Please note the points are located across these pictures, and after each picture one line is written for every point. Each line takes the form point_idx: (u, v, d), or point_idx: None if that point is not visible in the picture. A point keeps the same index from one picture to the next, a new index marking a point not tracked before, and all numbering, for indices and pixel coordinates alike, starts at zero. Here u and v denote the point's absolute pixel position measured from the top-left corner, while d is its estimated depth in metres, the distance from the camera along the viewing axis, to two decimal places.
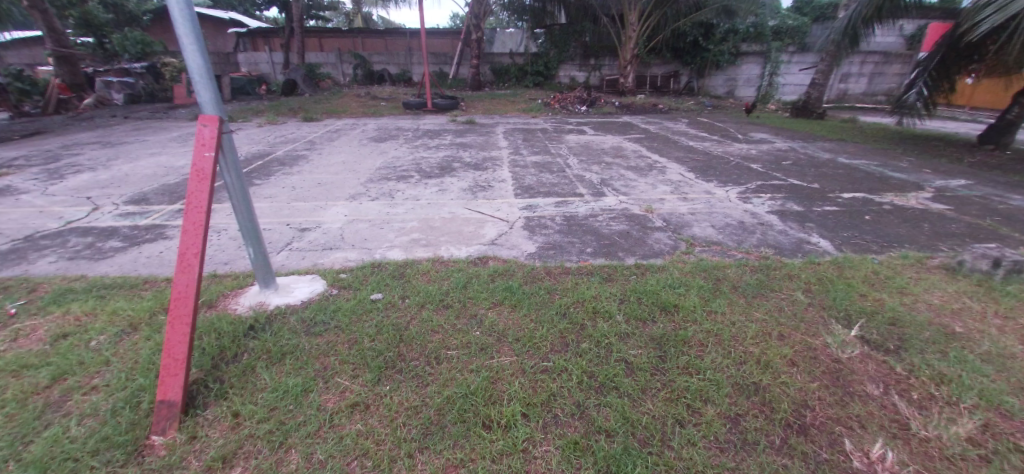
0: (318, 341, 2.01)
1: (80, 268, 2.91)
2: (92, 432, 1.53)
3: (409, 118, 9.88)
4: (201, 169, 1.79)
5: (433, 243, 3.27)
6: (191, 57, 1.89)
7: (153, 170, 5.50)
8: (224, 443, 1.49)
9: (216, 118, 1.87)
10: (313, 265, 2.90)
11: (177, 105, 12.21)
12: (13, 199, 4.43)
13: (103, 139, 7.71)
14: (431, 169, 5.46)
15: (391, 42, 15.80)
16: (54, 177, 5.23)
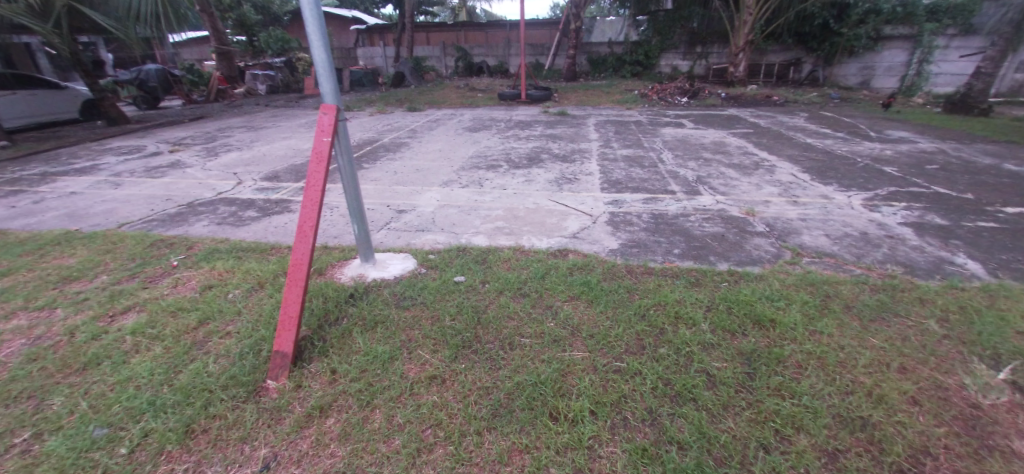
0: (405, 314, 2.19)
1: (225, 232, 3.50)
2: (224, 369, 1.85)
3: (502, 108, 10.13)
4: (320, 152, 2.04)
5: (516, 232, 3.33)
6: (317, 52, 2.14)
7: (283, 152, 6.38)
8: (323, 394, 1.70)
9: (335, 107, 2.10)
10: (406, 244, 3.15)
11: (305, 94, 13.92)
12: (183, 171, 5.46)
13: (248, 124, 9.11)
14: (520, 160, 5.55)
15: (491, 34, 16.25)
16: (211, 155, 6.33)
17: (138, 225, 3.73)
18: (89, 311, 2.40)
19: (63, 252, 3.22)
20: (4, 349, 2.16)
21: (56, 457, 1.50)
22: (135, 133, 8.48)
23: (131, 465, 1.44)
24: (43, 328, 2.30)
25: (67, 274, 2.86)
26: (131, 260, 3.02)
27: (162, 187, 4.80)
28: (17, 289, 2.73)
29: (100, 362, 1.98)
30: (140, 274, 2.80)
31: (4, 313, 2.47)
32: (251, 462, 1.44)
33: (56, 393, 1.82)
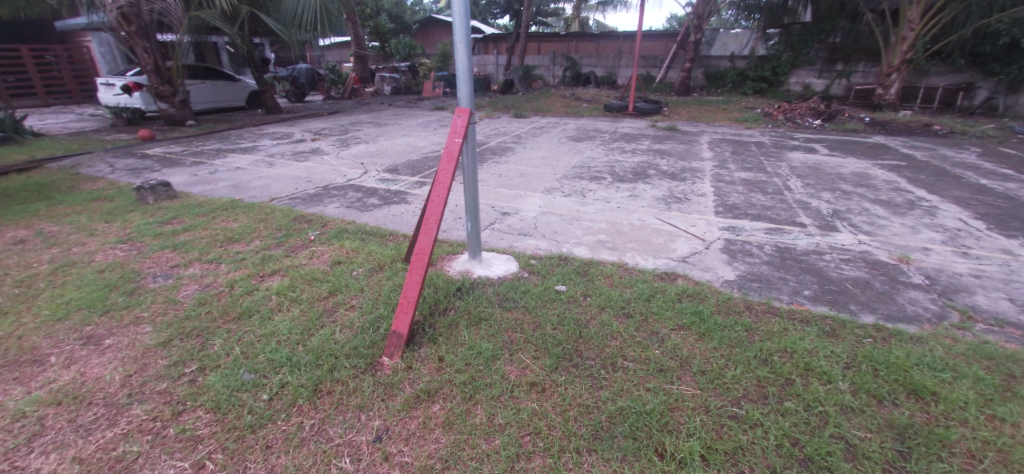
0: (507, 315, 2.22)
1: (352, 215, 3.91)
2: (348, 339, 2.04)
3: (607, 120, 9.95)
4: (451, 151, 2.16)
5: (619, 248, 3.21)
6: (460, 58, 2.27)
7: (402, 148, 6.97)
8: (430, 380, 1.78)
9: (468, 110, 2.21)
10: (508, 246, 3.21)
11: (422, 96, 15.10)
12: (321, 158, 6.24)
13: (373, 120, 10.11)
14: (625, 173, 5.38)
15: (603, 45, 16.08)
16: (343, 146, 7.13)
17: (284, 201, 4.33)
18: (246, 269, 2.83)
19: (229, 217, 3.85)
20: (184, 292, 2.63)
21: (215, 391, 1.78)
22: (286, 122, 9.90)
23: (270, 411, 1.65)
24: (211, 279, 2.76)
25: (230, 236, 3.40)
26: (278, 230, 3.50)
27: (305, 170, 5.52)
28: (195, 243, 3.32)
29: (250, 315, 2.31)
30: (284, 244, 3.23)
31: (186, 262, 3.02)
32: (365, 430, 1.56)
33: (217, 335, 2.16)
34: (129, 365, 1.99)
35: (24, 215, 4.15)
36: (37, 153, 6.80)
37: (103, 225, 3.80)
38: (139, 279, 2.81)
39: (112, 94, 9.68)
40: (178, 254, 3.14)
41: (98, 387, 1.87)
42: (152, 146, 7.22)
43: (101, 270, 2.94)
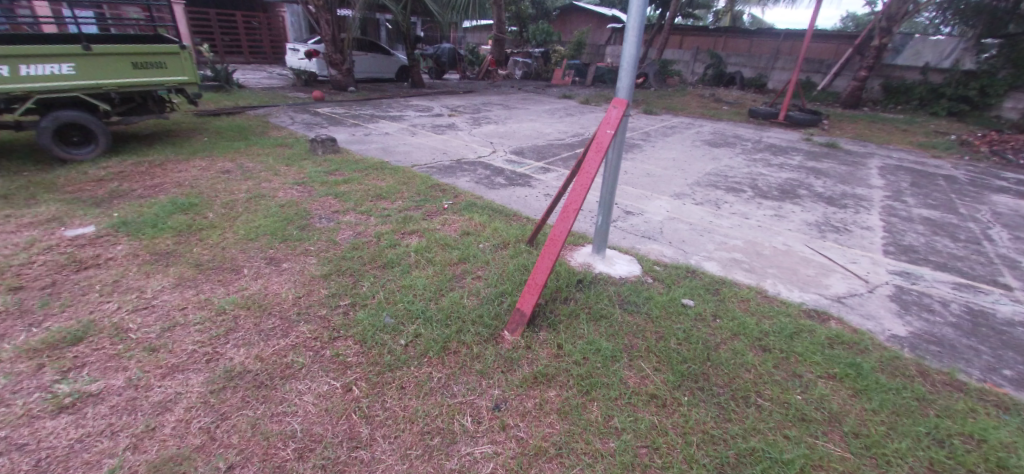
0: (628, 319, 2.15)
1: (481, 190, 4.12)
2: (474, 307, 2.18)
3: (750, 127, 8.98)
4: (601, 142, 2.12)
5: (757, 271, 2.89)
6: (628, 48, 2.19)
7: (529, 132, 7.12)
8: (548, 364, 1.81)
9: (625, 102, 2.14)
10: (631, 247, 3.10)
11: (551, 84, 15.20)
12: (456, 133, 6.68)
13: (504, 103, 10.47)
14: (768, 189, 4.81)
15: (757, 43, 14.47)
16: (475, 124, 7.53)
17: (423, 169, 4.73)
18: (391, 225, 3.17)
19: (378, 176, 4.32)
20: (342, 235, 3.04)
21: (362, 327, 2.03)
22: (427, 96, 10.76)
23: (405, 356, 1.84)
24: (363, 228, 3.14)
25: (380, 193, 3.83)
26: (417, 195, 3.84)
27: (441, 143, 5.96)
28: (352, 194, 3.80)
29: (392, 266, 2.59)
30: (422, 208, 3.54)
31: (344, 209, 3.47)
32: (485, 396, 1.65)
33: (366, 278, 2.47)
34: (299, 288, 2.37)
35: (231, 151, 5.15)
36: (241, 102, 8.38)
37: (284, 168, 4.55)
38: (309, 217, 3.31)
39: (296, 58, 11.44)
40: (338, 202, 3.63)
41: (276, 301, 2.26)
42: (321, 106, 8.42)
43: (283, 205, 3.54)
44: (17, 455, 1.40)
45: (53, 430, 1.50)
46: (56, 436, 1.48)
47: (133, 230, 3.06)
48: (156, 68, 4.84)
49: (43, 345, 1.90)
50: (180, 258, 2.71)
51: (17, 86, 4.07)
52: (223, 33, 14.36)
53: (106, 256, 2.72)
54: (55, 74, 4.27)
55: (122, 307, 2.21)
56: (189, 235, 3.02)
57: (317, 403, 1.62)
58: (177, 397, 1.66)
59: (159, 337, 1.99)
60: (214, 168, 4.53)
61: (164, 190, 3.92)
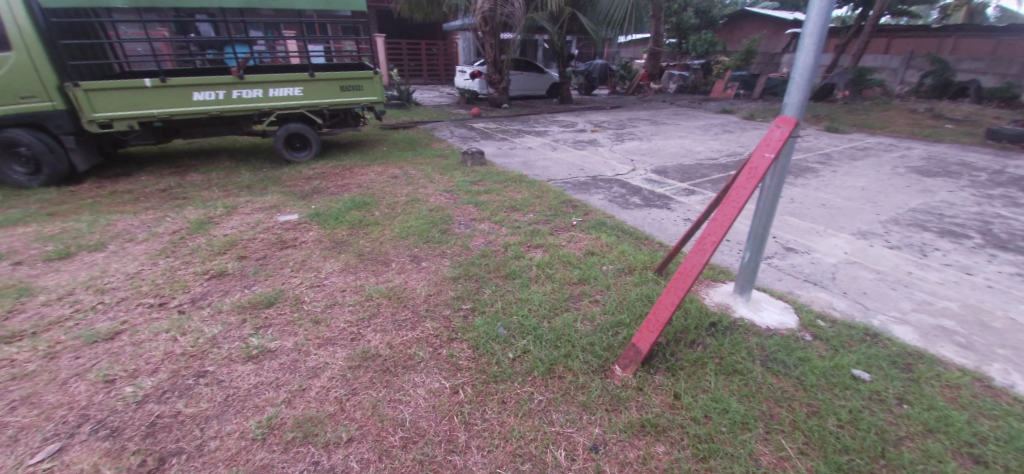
0: (771, 380, 1.79)
1: (613, 209, 3.98)
2: (587, 333, 2.08)
3: (990, 152, 6.78)
4: (756, 167, 1.83)
5: (978, 349, 2.12)
6: (804, 56, 1.84)
7: (676, 150, 6.64)
8: (660, 414, 1.62)
9: (793, 122, 1.81)
10: (786, 292, 2.60)
11: (710, 98, 13.96)
12: (596, 149, 6.61)
13: (652, 118, 10.00)
14: (1013, 237, 3.52)
15: (1009, 43, 10.93)
16: (618, 140, 7.34)
17: (559, 184, 4.79)
18: (519, 237, 3.27)
19: (515, 188, 4.53)
20: (474, 241, 3.25)
21: (478, 333, 2.13)
22: (573, 112, 10.96)
23: (511, 370, 1.86)
24: (494, 237, 3.31)
25: (514, 205, 4.00)
26: (549, 209, 3.91)
27: (580, 159, 5.96)
28: (490, 204, 4.05)
29: (513, 277, 2.66)
30: (551, 222, 3.58)
31: (480, 218, 3.72)
32: (583, 432, 1.55)
33: (488, 285, 2.58)
34: (431, 286, 2.61)
35: (400, 159, 6.02)
36: (415, 118, 9.76)
37: (437, 176, 5.12)
38: (450, 223, 3.64)
39: (463, 78, 12.84)
40: (477, 210, 3.91)
41: (411, 295, 2.53)
42: (477, 121, 9.26)
43: (432, 209, 3.98)
44: (218, 387, 1.84)
45: (242, 373, 1.93)
46: (242, 379, 1.89)
47: (321, 220, 3.79)
48: (355, 89, 5.92)
49: (248, 304, 2.46)
50: (348, 247, 3.25)
51: (267, 104, 5.49)
52: (409, 59, 16.98)
53: (301, 239, 3.42)
54: (290, 95, 5.60)
55: (302, 282, 2.74)
56: (358, 229, 3.60)
57: (427, 399, 1.74)
58: (324, 366, 1.97)
59: (321, 312, 2.41)
60: (385, 174, 5.34)
61: (347, 189, 4.77)
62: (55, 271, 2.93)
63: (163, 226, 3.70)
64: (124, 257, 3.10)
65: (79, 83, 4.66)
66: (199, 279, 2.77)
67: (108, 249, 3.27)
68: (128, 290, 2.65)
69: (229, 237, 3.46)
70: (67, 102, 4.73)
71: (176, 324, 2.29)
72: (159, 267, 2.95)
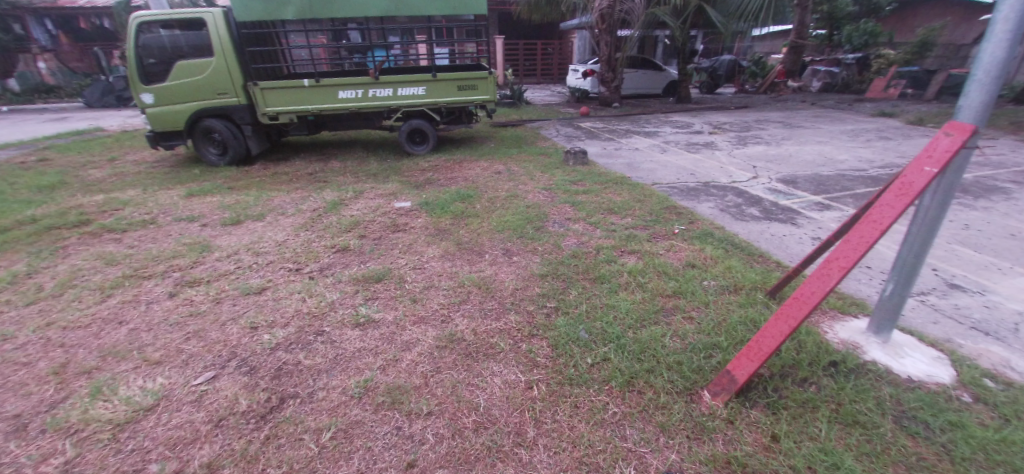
0: (905, 442, 1.47)
1: (723, 220, 3.64)
2: (676, 351, 1.94)
3: None
4: (909, 183, 1.52)
5: None
6: (992, 48, 1.48)
7: (812, 158, 5.78)
8: (750, 453, 1.45)
9: (970, 130, 1.46)
10: (942, 339, 2.11)
11: (865, 98, 11.85)
12: (713, 153, 6.07)
13: (786, 121, 8.83)
14: None
15: None
16: (740, 144, 6.65)
17: (664, 188, 4.52)
18: (614, 240, 3.17)
19: (616, 190, 4.40)
20: (567, 241, 3.24)
21: (559, 333, 2.12)
22: (691, 112, 10.19)
23: (588, 376, 1.83)
24: (587, 238, 3.26)
25: (612, 207, 3.89)
26: (649, 214, 3.72)
27: (692, 163, 5.54)
28: (588, 205, 3.99)
29: (602, 282, 2.60)
30: (651, 229, 3.40)
31: (576, 218, 3.69)
32: (657, 454, 1.46)
33: (575, 287, 2.56)
34: (520, 281, 2.68)
35: (505, 156, 6.24)
36: (524, 116, 10.01)
37: (539, 174, 5.20)
38: (545, 220, 3.68)
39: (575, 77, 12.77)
40: (573, 210, 3.88)
41: (500, 287, 2.62)
42: (585, 121, 9.16)
43: (529, 206, 4.06)
44: (331, 346, 2.14)
45: (350, 337, 2.20)
46: (349, 343, 2.16)
47: (429, 209, 4.12)
48: (470, 89, 6.25)
49: (362, 278, 2.79)
50: (449, 236, 3.48)
51: (394, 101, 6.11)
52: (525, 58, 17.42)
53: (410, 225, 3.76)
54: (414, 94, 6.14)
55: (407, 264, 3.02)
56: (459, 219, 3.83)
57: (502, 389, 1.80)
58: (416, 342, 2.15)
59: (420, 292, 2.62)
60: (490, 169, 5.59)
61: (455, 182, 5.10)
62: (228, 233, 3.66)
63: (306, 204, 4.38)
64: (276, 227, 3.75)
65: (258, 82, 5.73)
66: (327, 252, 3.23)
67: (266, 220, 3.98)
68: (275, 254, 3.20)
69: (354, 217, 3.95)
70: (248, 98, 5.85)
71: (306, 287, 2.70)
72: (299, 238, 3.50)
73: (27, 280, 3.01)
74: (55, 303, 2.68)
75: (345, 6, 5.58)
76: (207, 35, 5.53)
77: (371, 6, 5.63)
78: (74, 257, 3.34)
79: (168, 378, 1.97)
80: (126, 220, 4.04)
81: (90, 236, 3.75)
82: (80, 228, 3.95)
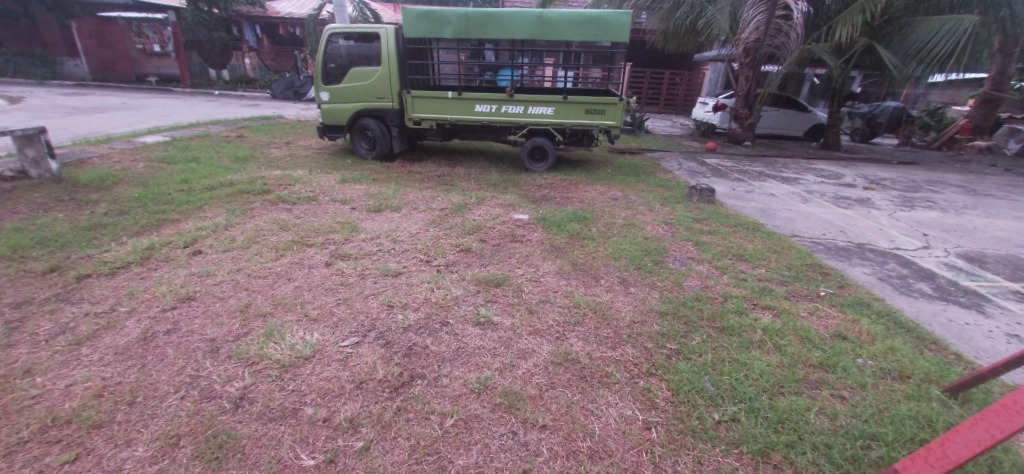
0: None
1: (883, 291, 3.14)
2: (823, 431, 1.71)
3: None
4: None
5: None
6: None
7: (1008, 234, 4.72)
8: None
9: None
10: None
11: None
12: (868, 211, 5.29)
13: (969, 186, 7.35)
14: None
15: None
16: (904, 205, 5.70)
17: (806, 242, 4.05)
18: (744, 291, 2.93)
19: (747, 235, 4.07)
20: (689, 281, 3.07)
21: (681, 378, 2.01)
22: (839, 161, 9.02)
23: (714, 433, 1.69)
24: (713, 283, 3.05)
25: (742, 254, 3.60)
26: (787, 268, 3.37)
27: (842, 218, 4.89)
28: (713, 246, 3.75)
29: (731, 334, 2.40)
30: (789, 285, 3.07)
31: (700, 258, 3.49)
32: None
33: (698, 333, 2.40)
34: (638, 314, 2.59)
35: (623, 183, 6.16)
36: (644, 145, 9.78)
37: (658, 206, 5.02)
38: (665, 255, 3.53)
39: (703, 110, 11.80)
40: (696, 250, 3.67)
41: (616, 316, 2.57)
42: (711, 157, 8.63)
43: (648, 237, 3.94)
44: (455, 338, 2.29)
45: (471, 333, 2.34)
46: (471, 339, 2.29)
47: (546, 225, 4.22)
48: (598, 113, 6.25)
49: (483, 279, 2.95)
50: (565, 254, 3.52)
51: (523, 118, 6.40)
52: (650, 87, 17.07)
53: (528, 237, 3.89)
54: (543, 113, 6.36)
55: (525, 274, 3.12)
56: (575, 240, 3.86)
57: (618, 422, 1.75)
58: (532, 353, 2.20)
59: (537, 304, 2.69)
60: (607, 194, 5.55)
61: (571, 202, 5.16)
62: (371, 219, 4.16)
63: (435, 203, 4.78)
64: (410, 220, 4.16)
65: (411, 90, 6.46)
66: (452, 250, 3.48)
67: (401, 211, 4.43)
68: (409, 244, 3.54)
69: (476, 222, 4.21)
70: (400, 103, 6.62)
71: (434, 279, 2.94)
72: (429, 233, 3.83)
73: (225, 231, 3.73)
74: (243, 253, 3.29)
75: (496, 29, 6.05)
76: (378, 47, 6.40)
77: (517, 30, 6.03)
78: (258, 219, 4.05)
79: (322, 335, 2.29)
80: (296, 194, 4.80)
81: (269, 203, 4.52)
82: (262, 195, 4.79)
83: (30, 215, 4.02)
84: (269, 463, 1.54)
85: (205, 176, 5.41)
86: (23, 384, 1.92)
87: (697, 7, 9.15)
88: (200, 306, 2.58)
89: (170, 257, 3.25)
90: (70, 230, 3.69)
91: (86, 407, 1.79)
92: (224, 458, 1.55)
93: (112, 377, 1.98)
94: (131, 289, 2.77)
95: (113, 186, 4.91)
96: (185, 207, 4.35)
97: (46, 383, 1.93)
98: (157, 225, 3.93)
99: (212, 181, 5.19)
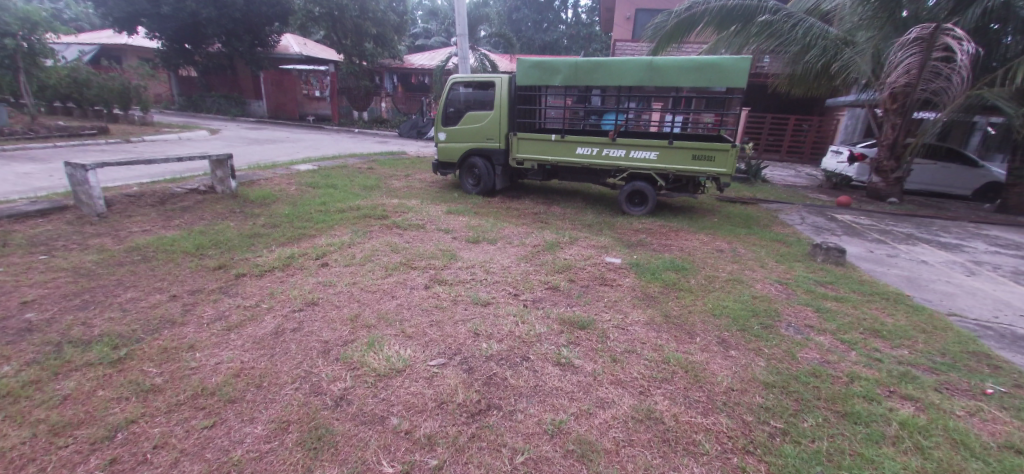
0: None
1: None
2: None
3: None
4: None
5: None
6: None
7: None
8: None
9: None
10: None
11: None
12: None
13: None
14: None
15: None
16: None
17: (967, 324, 3.31)
18: (877, 374, 2.47)
19: (885, 308, 3.46)
20: (805, 353, 2.69)
21: (786, 464, 1.75)
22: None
23: None
24: (836, 359, 2.63)
25: (878, 329, 3.06)
26: (940, 354, 2.76)
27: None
28: (839, 316, 3.25)
29: (855, 422, 2.04)
30: (940, 374, 2.51)
31: (820, 327, 3.05)
32: None
33: (812, 414, 2.08)
34: (736, 381, 2.33)
35: (730, 234, 5.70)
36: (758, 195, 9.00)
37: (772, 262, 4.54)
38: (777, 319, 3.15)
39: (835, 160, 10.55)
40: (818, 318, 3.21)
41: (710, 379, 2.35)
42: (843, 213, 7.59)
43: (755, 296, 3.58)
44: (533, 374, 2.30)
45: (550, 373, 2.33)
46: (550, 378, 2.28)
47: (639, 271, 4.07)
48: (706, 159, 5.93)
49: (568, 320, 2.94)
50: (657, 304, 3.35)
51: (624, 162, 6.38)
52: (770, 133, 15.81)
53: (619, 281, 3.80)
54: (645, 157, 6.27)
55: (612, 320, 3.03)
56: (670, 290, 3.65)
57: None
58: (611, 403, 2.11)
59: (621, 353, 2.58)
60: (711, 244, 5.20)
61: (670, 250, 4.94)
62: (469, 249, 4.44)
63: (528, 239, 4.94)
64: (504, 253, 4.36)
65: (517, 133, 6.90)
66: (540, 286, 3.53)
67: (497, 244, 4.66)
68: (500, 276, 3.69)
69: (567, 261, 4.23)
70: (507, 144, 7.08)
71: (520, 313, 3.00)
72: (520, 267, 3.96)
73: (348, 248, 4.29)
74: (360, 269, 3.74)
75: (604, 74, 6.23)
76: (492, 94, 7.00)
77: (626, 75, 6.12)
78: (374, 240, 4.59)
79: (413, 351, 2.48)
80: (408, 221, 5.35)
81: (385, 227, 5.10)
82: (381, 220, 5.42)
83: (212, 222, 5.08)
84: (356, 461, 1.69)
85: (339, 200, 6.33)
86: (187, 356, 2.40)
87: (830, 50, 8.38)
88: (320, 311, 2.97)
89: (304, 266, 3.83)
90: (238, 237, 4.56)
91: (226, 383, 2.16)
92: (321, 449, 1.75)
93: (248, 362, 2.37)
94: (272, 290, 3.31)
95: (271, 204, 5.99)
96: (320, 225, 5.11)
97: (202, 357, 2.39)
98: (298, 238, 4.67)
99: (344, 205, 6.03)
